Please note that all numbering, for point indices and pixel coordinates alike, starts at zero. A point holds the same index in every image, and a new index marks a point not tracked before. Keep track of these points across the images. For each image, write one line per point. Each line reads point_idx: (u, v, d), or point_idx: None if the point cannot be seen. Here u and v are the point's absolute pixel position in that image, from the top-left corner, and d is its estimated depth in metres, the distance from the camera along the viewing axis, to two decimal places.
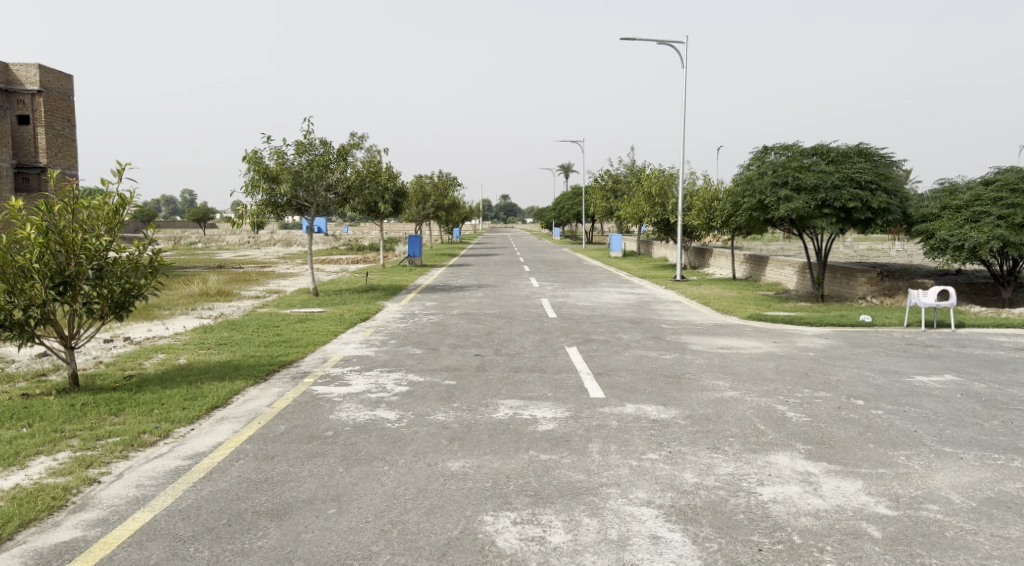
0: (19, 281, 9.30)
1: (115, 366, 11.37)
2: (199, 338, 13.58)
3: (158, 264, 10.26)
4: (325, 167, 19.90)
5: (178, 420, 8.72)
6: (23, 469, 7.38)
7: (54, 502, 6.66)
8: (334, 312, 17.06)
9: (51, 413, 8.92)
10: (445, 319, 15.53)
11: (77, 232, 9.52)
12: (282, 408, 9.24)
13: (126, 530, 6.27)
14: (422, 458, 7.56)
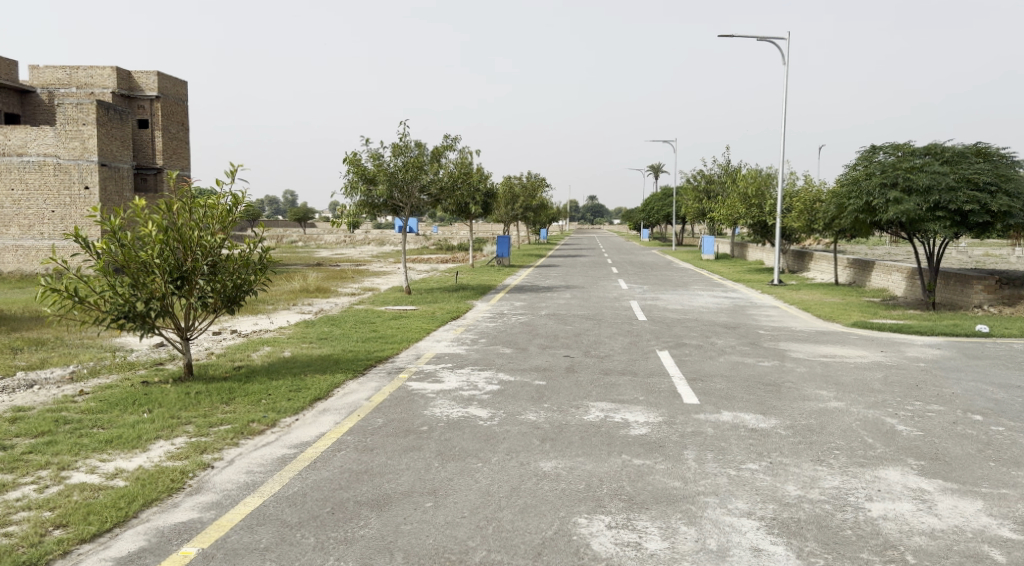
0: (141, 275, 9.81)
1: (226, 357, 11.89)
2: (301, 333, 14.02)
3: (267, 261, 10.71)
4: (420, 168, 20.22)
5: (284, 410, 9.05)
6: (145, 452, 7.79)
7: (172, 484, 7.01)
8: (427, 310, 17.33)
9: (169, 400, 9.38)
10: (534, 320, 15.56)
11: (195, 230, 10.03)
12: (380, 402, 9.46)
13: (239, 514, 6.55)
14: (514, 457, 7.62)
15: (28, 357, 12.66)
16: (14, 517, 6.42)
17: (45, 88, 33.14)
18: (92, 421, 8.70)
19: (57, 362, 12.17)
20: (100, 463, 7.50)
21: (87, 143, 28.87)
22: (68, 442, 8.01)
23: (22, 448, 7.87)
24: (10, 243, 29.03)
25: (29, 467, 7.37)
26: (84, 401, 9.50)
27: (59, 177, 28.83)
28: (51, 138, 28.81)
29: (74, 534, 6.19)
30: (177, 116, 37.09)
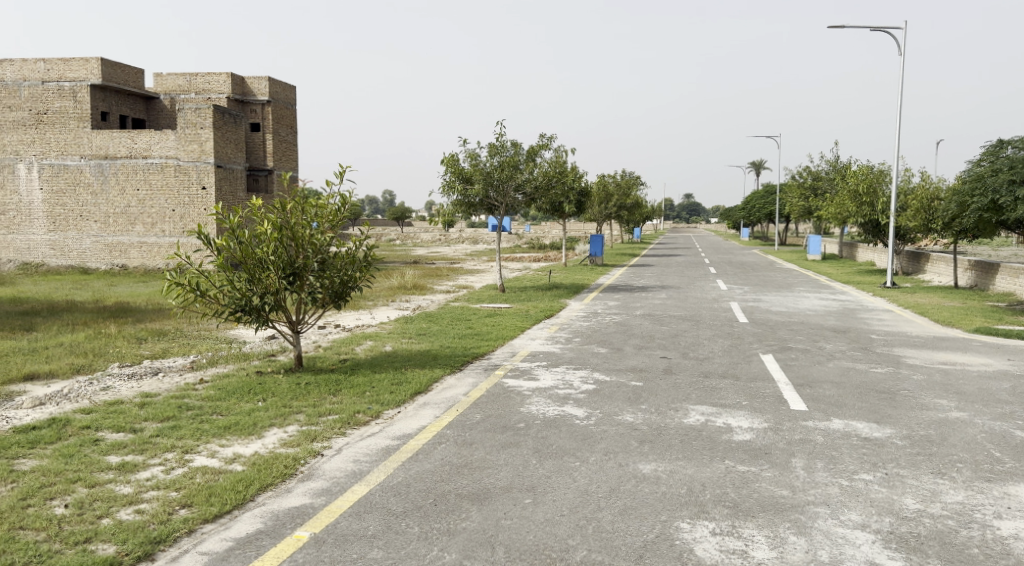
0: (257, 271, 10.21)
1: (332, 350, 12.24)
2: (401, 329, 14.29)
3: (372, 258, 10.95)
4: (515, 168, 20.29)
5: (387, 402, 9.23)
6: (260, 439, 8.10)
7: (285, 470, 7.25)
8: (522, 308, 17.38)
9: (281, 390, 9.72)
10: (630, 320, 15.40)
11: (306, 228, 10.36)
12: (478, 398, 9.54)
13: (348, 501, 6.72)
14: (613, 458, 7.54)
15: (151, 346, 13.34)
16: (144, 496, 6.76)
17: (166, 94, 33.62)
18: (212, 408, 9.11)
19: (176, 352, 12.78)
20: (220, 448, 7.85)
21: (205, 146, 28.81)
22: (190, 427, 8.41)
23: (149, 432, 8.31)
24: (136, 240, 29.75)
25: (156, 450, 7.76)
26: (204, 389, 9.95)
27: (179, 177, 29.10)
28: (173, 142, 28.98)
29: (198, 514, 6.46)
30: (286, 121, 36.43)
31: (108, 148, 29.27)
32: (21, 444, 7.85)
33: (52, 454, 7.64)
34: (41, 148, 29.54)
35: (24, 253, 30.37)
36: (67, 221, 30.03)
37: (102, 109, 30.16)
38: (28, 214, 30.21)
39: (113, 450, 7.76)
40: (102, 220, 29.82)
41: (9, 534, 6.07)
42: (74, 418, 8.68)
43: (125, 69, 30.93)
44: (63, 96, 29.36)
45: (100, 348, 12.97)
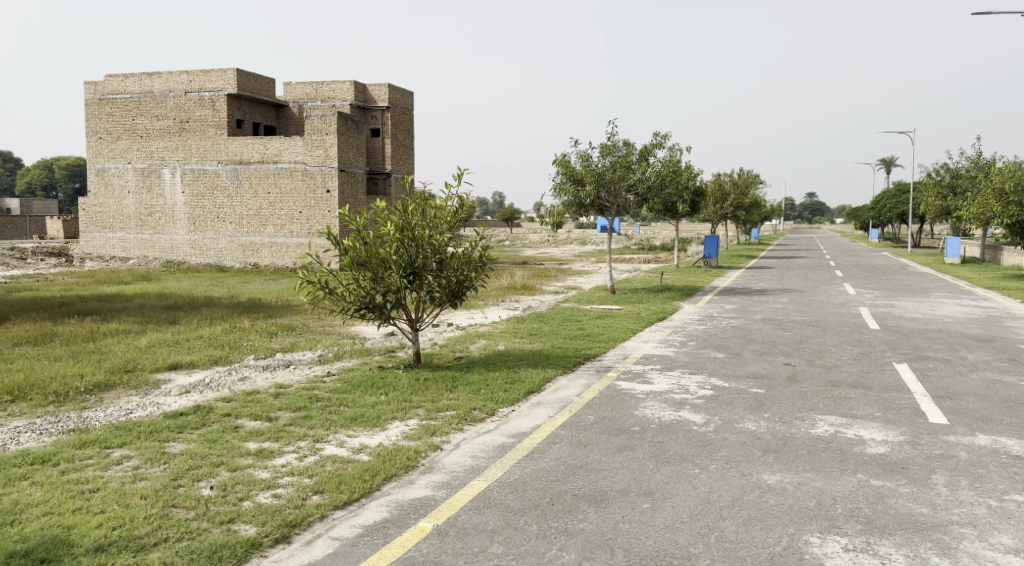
0: (380, 270, 10.50)
1: (447, 347, 12.43)
2: (513, 328, 14.36)
3: (487, 258, 11.05)
4: (628, 168, 20.02)
5: (501, 400, 9.28)
6: (383, 431, 8.31)
7: (408, 461, 7.41)
8: (635, 310, 17.18)
9: (402, 385, 9.93)
10: (750, 324, 14.95)
11: (425, 230, 10.56)
12: (592, 399, 9.47)
13: (467, 495, 6.79)
14: (735, 466, 7.32)
15: (281, 340, 13.94)
16: (280, 481, 7.04)
17: (295, 102, 34.94)
18: (339, 399, 9.42)
19: (303, 346, 13.28)
20: (347, 438, 8.10)
21: (330, 151, 29.73)
22: (320, 417, 8.71)
23: (283, 420, 8.66)
24: (266, 240, 31.06)
25: (290, 438, 8.09)
26: (331, 382, 10.30)
27: (305, 181, 30.14)
28: (301, 147, 30.11)
29: (330, 500, 6.67)
30: (405, 125, 36.65)
31: (243, 154, 30.80)
32: (170, 428, 8.31)
33: (198, 438, 8.06)
34: (184, 154, 31.49)
35: (167, 251, 32.32)
36: (205, 222, 31.79)
37: (237, 117, 31.66)
38: (172, 216, 32.20)
39: (251, 437, 8.13)
40: (237, 221, 31.36)
41: (165, 511, 6.40)
42: (215, 406, 9.14)
43: (258, 78, 32.33)
44: (203, 106, 31.09)
45: (235, 340, 13.64)
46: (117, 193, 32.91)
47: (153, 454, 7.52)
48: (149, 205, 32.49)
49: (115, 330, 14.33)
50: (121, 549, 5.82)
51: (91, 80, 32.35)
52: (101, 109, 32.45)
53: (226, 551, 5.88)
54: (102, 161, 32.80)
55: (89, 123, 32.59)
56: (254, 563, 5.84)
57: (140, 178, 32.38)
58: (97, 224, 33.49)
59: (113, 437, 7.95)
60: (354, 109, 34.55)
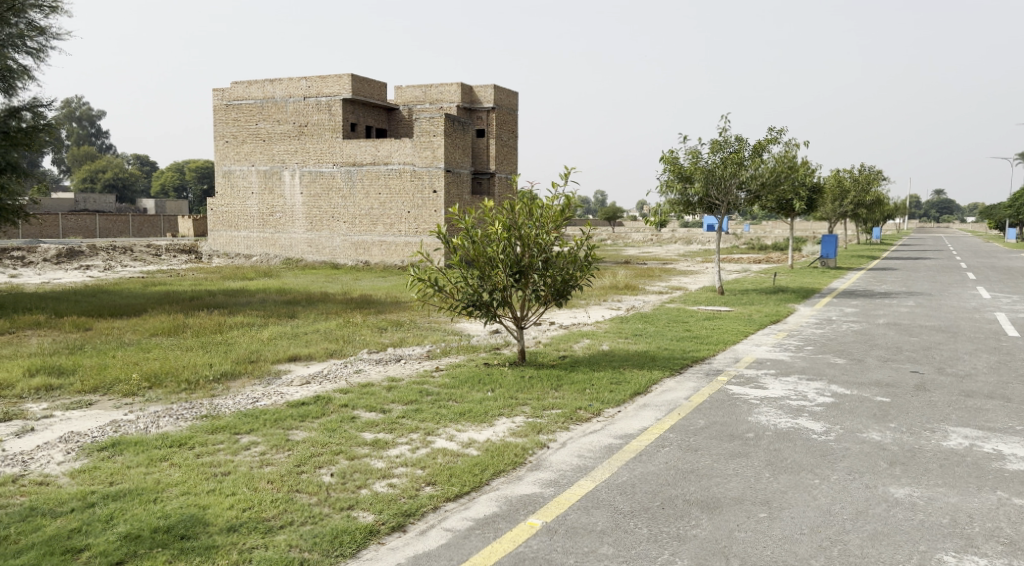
0: (487, 269, 10.70)
1: (552, 346, 12.49)
2: (618, 328, 14.29)
3: (593, 258, 11.03)
4: (740, 165, 19.48)
5: (607, 400, 9.26)
6: (492, 427, 8.44)
7: (516, 458, 7.51)
8: (747, 312, 16.80)
9: (508, 382, 10.06)
10: (872, 329, 14.39)
11: (532, 229, 10.64)
12: (701, 403, 9.33)
13: (575, 494, 6.82)
14: (858, 478, 7.09)
15: (391, 335, 14.35)
16: (395, 471, 7.26)
17: (405, 105, 35.61)
18: (448, 394, 9.63)
19: (412, 342, 13.61)
20: (457, 433, 8.28)
21: (436, 152, 30.18)
22: (430, 411, 8.93)
23: (396, 413, 8.92)
24: (377, 239, 31.91)
25: (403, 429, 8.33)
26: (440, 377, 10.55)
27: (414, 182, 30.75)
28: (410, 149, 30.80)
29: (442, 492, 6.84)
30: (510, 125, 36.41)
31: (356, 156, 31.74)
32: (293, 416, 8.69)
33: (318, 427, 8.41)
34: (302, 157, 32.77)
35: (285, 249, 33.71)
36: (321, 222, 32.96)
37: (351, 120, 32.63)
38: (291, 216, 33.54)
39: (367, 428, 8.41)
40: (350, 221, 32.37)
41: (290, 496, 6.71)
42: (333, 397, 9.50)
43: (372, 83, 33.23)
44: (320, 110, 32.27)
45: (348, 335, 14.11)
46: (241, 194, 34.60)
47: (278, 441, 7.89)
48: (270, 205, 33.97)
49: (239, 323, 15.07)
50: (250, 530, 6.12)
51: (220, 88, 34.13)
52: (228, 114, 34.27)
53: (346, 536, 6.10)
54: (229, 163, 34.59)
55: (217, 129, 34.47)
56: (372, 550, 6.04)
57: (262, 179, 33.90)
58: (224, 224, 35.32)
59: (241, 424, 8.38)
60: (461, 110, 34.86)
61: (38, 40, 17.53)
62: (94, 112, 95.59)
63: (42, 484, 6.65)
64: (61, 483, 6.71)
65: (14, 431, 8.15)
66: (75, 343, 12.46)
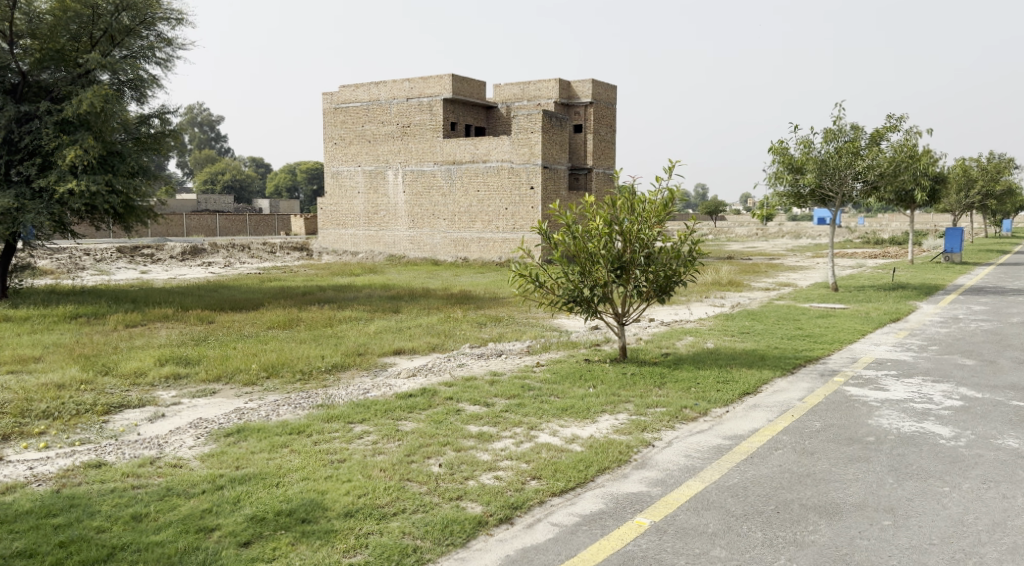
0: (589, 265, 10.75)
1: (654, 343, 12.40)
2: (723, 325, 14.06)
3: (698, 253, 10.86)
4: (856, 154, 18.74)
5: (715, 400, 9.14)
6: (595, 423, 8.48)
7: (621, 456, 7.52)
8: (861, 309, 16.22)
9: (609, 379, 10.07)
10: (1003, 328, 13.66)
11: (634, 224, 10.59)
12: (815, 404, 9.09)
13: (684, 495, 6.79)
14: (993, 487, 6.79)
15: (490, 330, 14.55)
16: (501, 464, 7.40)
17: (504, 103, 35.62)
18: (550, 389, 9.71)
19: (511, 337, 13.77)
20: (560, 428, 8.35)
21: (534, 149, 30.27)
22: (533, 406, 9.04)
23: (500, 406, 9.06)
24: (475, 235, 32.28)
25: (507, 423, 8.46)
26: (541, 372, 10.66)
27: (512, 179, 30.94)
28: (508, 146, 30.99)
29: (548, 487, 6.93)
30: (609, 119, 35.75)
31: (456, 155, 32.19)
32: (402, 407, 8.96)
33: (426, 419, 8.64)
34: (405, 156, 33.53)
35: (389, 246, 34.58)
36: (423, 219, 33.63)
37: (451, 120, 33.05)
38: (394, 214, 34.39)
39: (472, 421, 8.58)
40: (449, 218, 32.88)
41: (401, 484, 6.93)
42: (439, 390, 9.73)
43: (471, 82, 33.48)
44: (422, 110, 32.84)
45: (450, 329, 14.38)
46: (349, 194, 35.74)
47: (389, 431, 8.16)
48: (375, 204, 34.94)
49: (348, 317, 15.58)
50: (366, 516, 6.36)
51: (329, 92, 35.31)
52: (336, 117, 35.48)
53: (456, 526, 6.26)
54: (337, 164, 35.80)
55: (327, 131, 35.75)
56: (481, 540, 6.18)
57: (368, 179, 34.91)
58: (332, 222, 36.56)
59: (354, 413, 8.70)
60: (559, 106, 34.67)
61: (166, 51, 18.54)
62: (214, 119, 100.17)
63: (176, 466, 7.08)
64: (193, 465, 7.13)
65: (147, 417, 8.70)
66: (200, 334, 13.18)
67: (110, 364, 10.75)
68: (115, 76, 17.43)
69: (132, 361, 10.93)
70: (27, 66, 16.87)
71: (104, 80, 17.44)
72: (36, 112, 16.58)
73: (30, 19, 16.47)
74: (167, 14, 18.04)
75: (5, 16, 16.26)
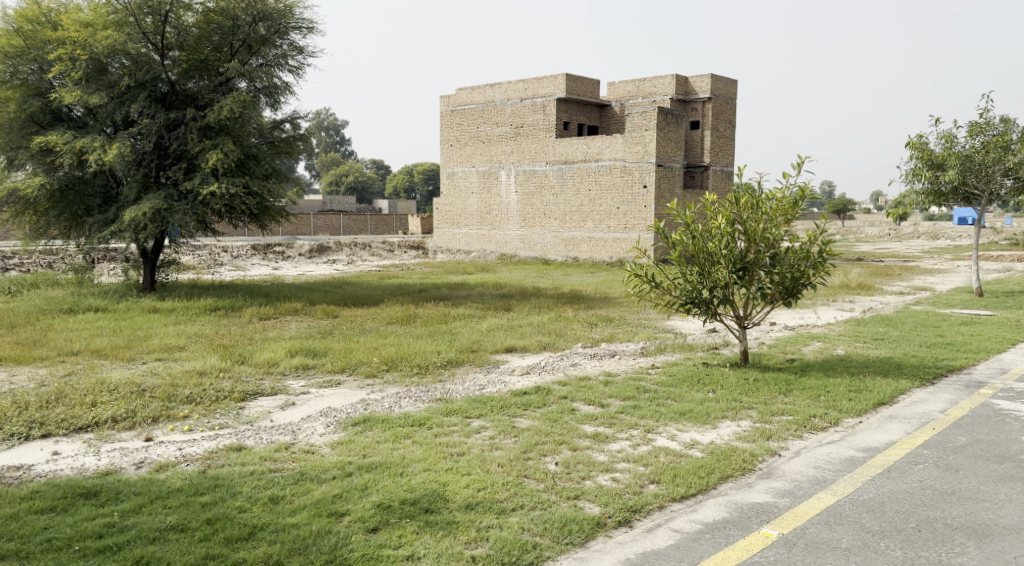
0: (708, 265, 10.51)
1: (778, 348, 12.01)
2: (853, 332, 13.47)
3: (829, 254, 10.42)
4: (1006, 148, 17.53)
5: (846, 410, 8.77)
6: (716, 429, 8.29)
7: (746, 464, 7.32)
8: (1008, 317, 15.21)
9: (730, 384, 9.83)
10: None
11: (758, 224, 10.28)
12: (959, 418, 8.58)
13: (815, 507, 6.55)
14: None
15: (601, 330, 14.44)
16: (617, 466, 7.33)
17: (618, 101, 35.13)
18: (666, 392, 9.55)
19: (623, 337, 13.64)
20: (679, 433, 8.20)
21: (648, 147, 29.72)
22: (650, 408, 8.91)
23: (615, 408, 8.98)
24: (586, 235, 32.12)
25: (623, 425, 8.37)
26: (657, 374, 10.50)
27: (624, 177, 30.56)
28: (621, 145, 30.61)
29: (667, 491, 6.81)
30: (728, 115, 34.68)
31: (569, 154, 32.14)
32: (517, 405, 9.01)
33: (541, 416, 8.66)
34: (518, 157, 33.80)
35: (502, 245, 34.93)
36: (534, 219, 33.79)
37: (564, 119, 32.95)
38: (506, 213, 34.71)
39: (587, 421, 8.54)
40: (561, 217, 32.88)
41: (519, 480, 6.97)
42: (554, 388, 9.73)
43: (586, 81, 33.20)
44: (536, 111, 32.91)
45: (560, 328, 14.37)
46: (464, 194, 36.34)
47: (505, 427, 8.22)
48: (489, 204, 35.39)
49: (461, 314, 15.79)
50: (486, 509, 6.42)
51: (446, 94, 36.00)
52: (453, 119, 36.16)
53: (575, 525, 6.24)
54: (452, 165, 36.48)
55: (443, 133, 36.48)
56: (600, 542, 6.14)
57: (482, 179, 35.41)
58: (447, 222, 37.27)
59: (472, 408, 8.81)
60: (675, 102, 33.90)
61: (298, 59, 19.29)
62: (339, 122, 103.68)
63: (309, 452, 7.36)
64: (324, 452, 7.39)
65: (278, 404, 9.08)
66: (325, 327, 13.68)
67: (245, 354, 11.29)
68: (252, 83, 18.26)
69: (265, 351, 11.45)
70: (175, 76, 17.93)
71: (243, 88, 18.29)
72: (182, 119, 17.54)
73: (179, 32, 17.56)
74: (301, 24, 18.77)
75: (158, 30, 17.26)
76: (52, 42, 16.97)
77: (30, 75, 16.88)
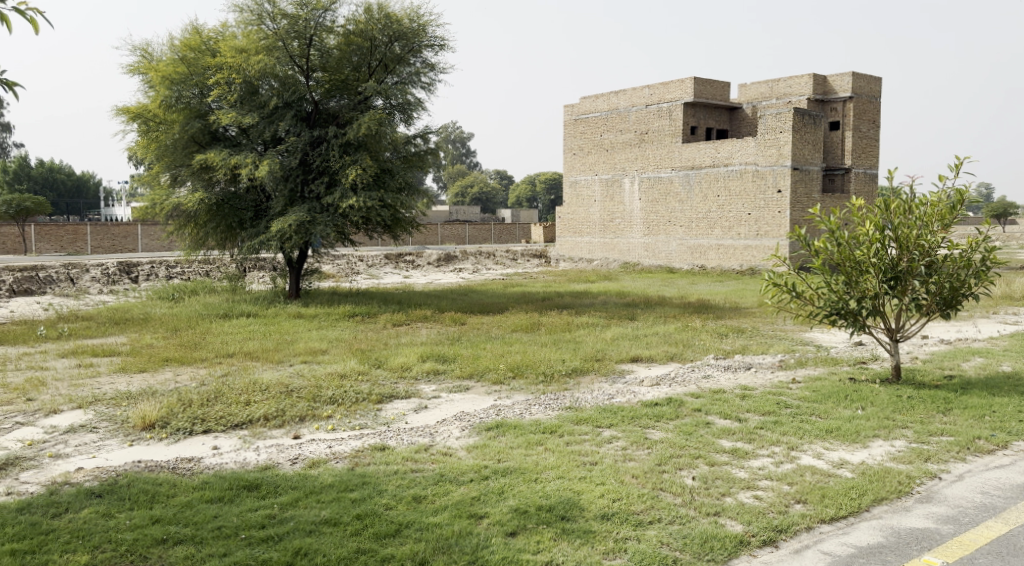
0: (856, 274, 9.99)
1: (933, 364, 11.28)
2: (1020, 347, 12.46)
3: (993, 262, 9.71)
4: None
5: (1015, 432, 8.13)
6: (867, 449, 7.85)
7: (901, 486, 6.89)
8: None
9: (881, 400, 9.31)
10: None
11: (912, 230, 9.68)
12: None
13: (983, 536, 6.09)
14: None
15: (732, 342, 13.98)
16: (760, 483, 7.05)
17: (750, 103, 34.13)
18: (810, 408, 9.14)
19: (757, 349, 13.18)
20: (826, 451, 7.82)
21: (783, 150, 28.69)
22: (792, 424, 8.54)
23: (753, 423, 8.66)
24: (714, 243, 31.36)
25: (764, 441, 8.06)
26: (799, 389, 10.05)
27: (756, 182, 29.58)
28: (753, 149, 29.70)
29: (815, 512, 6.49)
30: (872, 114, 32.93)
31: (696, 160, 31.42)
32: (648, 416, 8.83)
33: (675, 429, 8.45)
34: (643, 164, 33.41)
35: (625, 253, 34.61)
36: (660, 226, 33.30)
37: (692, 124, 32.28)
38: (630, 221, 34.37)
39: (724, 435, 8.28)
40: (687, 225, 32.28)
41: (655, 492, 6.82)
42: (687, 400, 9.49)
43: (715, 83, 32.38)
44: (661, 116, 32.40)
45: (687, 339, 14.05)
46: (587, 203, 36.30)
47: (638, 438, 8.07)
48: (612, 212, 35.17)
49: (586, 323, 15.69)
50: (622, 520, 6.31)
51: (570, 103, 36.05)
52: (577, 128, 36.14)
53: (716, 542, 6.03)
54: (576, 174, 36.50)
55: (567, 142, 36.53)
56: (744, 560, 5.91)
57: (605, 188, 35.25)
58: (570, 230, 37.29)
59: (602, 418, 8.71)
60: (813, 102, 32.52)
61: (431, 75, 19.75)
62: (466, 135, 105.90)
63: (447, 455, 7.46)
64: (460, 455, 7.47)
65: (413, 407, 9.28)
66: (454, 334, 13.90)
67: (381, 358, 11.63)
68: (388, 100, 18.83)
69: (399, 356, 11.72)
70: (318, 96, 18.75)
71: (379, 105, 18.88)
72: (324, 136, 18.32)
73: (322, 54, 18.43)
74: (434, 41, 19.22)
75: (304, 53, 18.17)
76: (211, 68, 18.09)
77: (191, 99, 17.97)
